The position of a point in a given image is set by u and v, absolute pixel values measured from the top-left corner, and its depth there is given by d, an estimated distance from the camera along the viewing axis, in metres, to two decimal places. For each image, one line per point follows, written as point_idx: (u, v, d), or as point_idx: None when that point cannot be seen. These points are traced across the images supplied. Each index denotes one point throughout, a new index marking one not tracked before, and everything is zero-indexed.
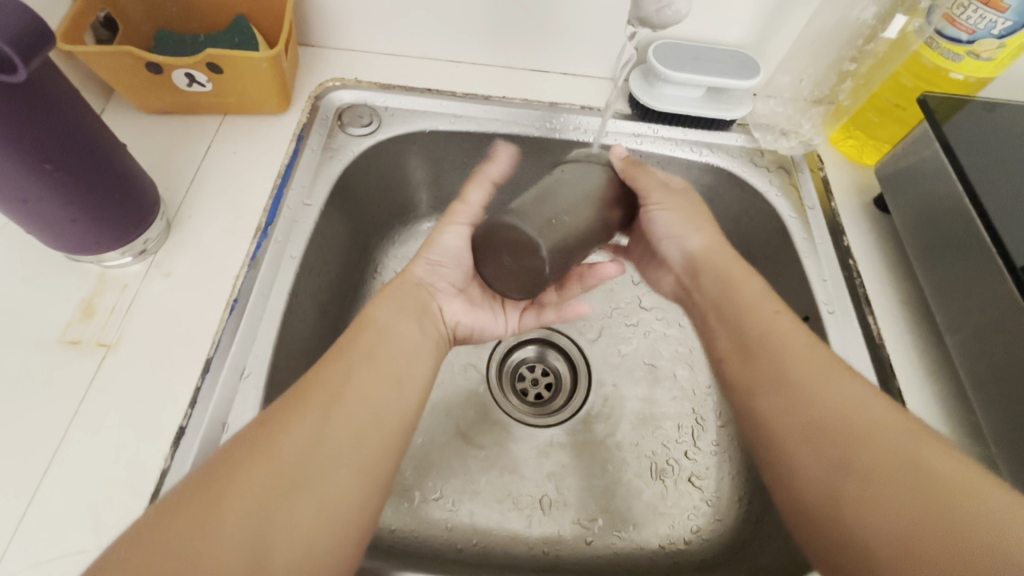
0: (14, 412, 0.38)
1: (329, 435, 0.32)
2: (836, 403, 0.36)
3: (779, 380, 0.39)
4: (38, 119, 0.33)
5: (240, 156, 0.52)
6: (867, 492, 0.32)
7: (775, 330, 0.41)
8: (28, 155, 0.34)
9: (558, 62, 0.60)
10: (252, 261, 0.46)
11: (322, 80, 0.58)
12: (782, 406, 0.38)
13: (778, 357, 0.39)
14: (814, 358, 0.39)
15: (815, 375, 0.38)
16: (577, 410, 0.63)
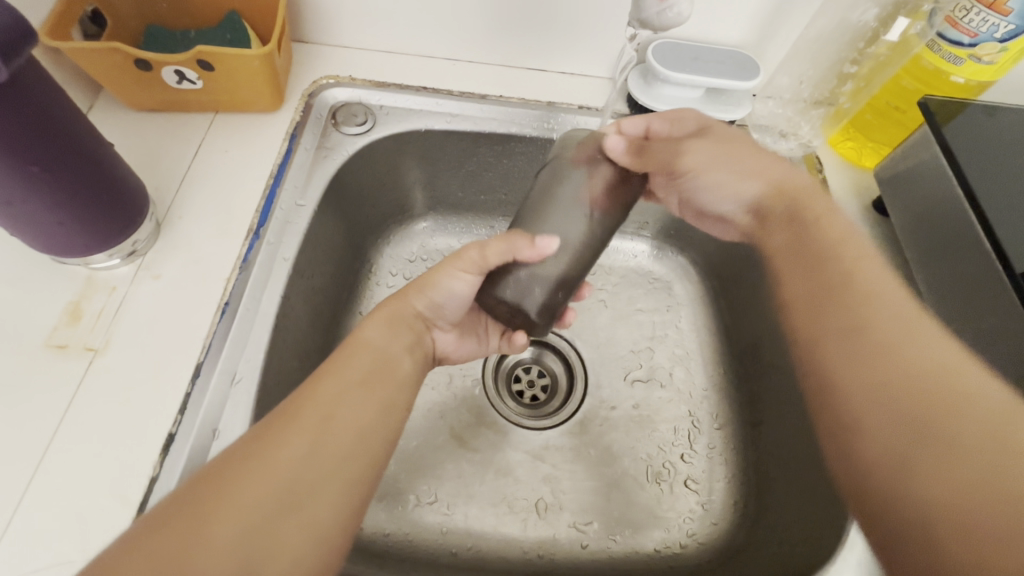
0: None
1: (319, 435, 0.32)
2: (908, 362, 0.32)
3: (855, 330, 0.35)
4: (20, 121, 0.32)
5: (232, 155, 0.51)
6: (925, 459, 0.29)
7: (861, 276, 0.37)
8: (13, 157, 0.33)
9: (555, 61, 0.59)
10: (244, 262, 0.45)
11: (315, 77, 0.57)
12: (842, 359, 0.34)
13: (848, 306, 0.36)
14: (894, 312, 0.34)
15: (894, 334, 0.33)
16: (573, 413, 0.62)
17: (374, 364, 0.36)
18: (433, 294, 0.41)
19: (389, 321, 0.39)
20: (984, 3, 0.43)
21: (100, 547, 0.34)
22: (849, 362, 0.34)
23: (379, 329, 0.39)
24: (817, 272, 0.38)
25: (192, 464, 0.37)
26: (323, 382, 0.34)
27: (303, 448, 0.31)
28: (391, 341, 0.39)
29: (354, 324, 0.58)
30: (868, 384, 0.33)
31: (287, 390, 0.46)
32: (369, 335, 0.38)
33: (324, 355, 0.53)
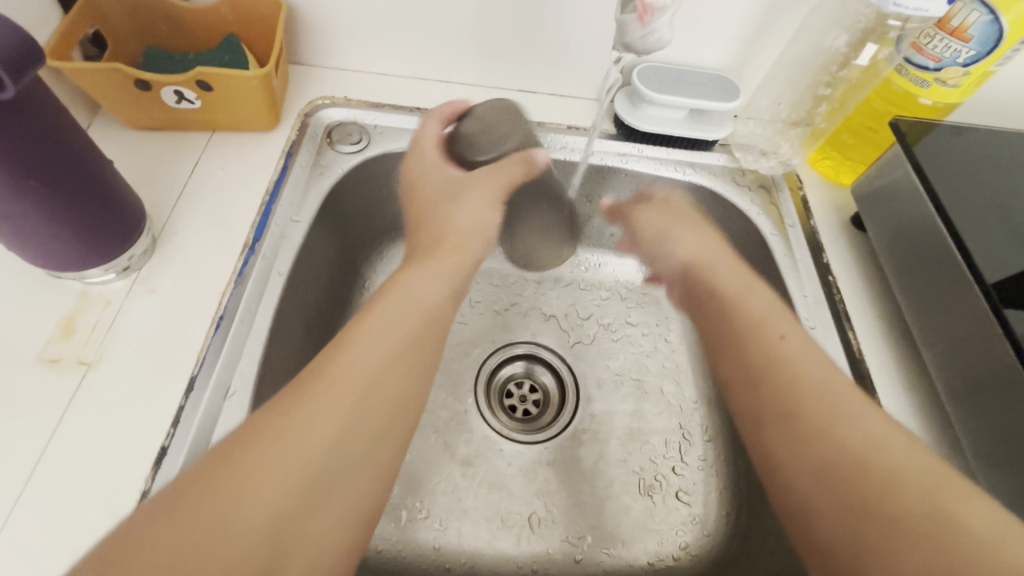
0: None
1: (319, 427, 0.33)
2: (845, 441, 0.36)
3: (787, 416, 0.39)
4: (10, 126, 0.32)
5: (229, 172, 0.52)
6: (873, 542, 0.32)
7: (785, 359, 0.41)
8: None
9: (545, 83, 0.61)
10: (241, 274, 0.46)
11: (311, 97, 0.58)
12: (789, 448, 0.38)
13: (785, 393, 0.40)
14: (821, 388, 0.39)
15: (825, 418, 0.37)
16: (565, 427, 0.63)
17: (393, 340, 0.39)
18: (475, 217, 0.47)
19: (411, 293, 0.42)
20: (946, 30, 0.45)
21: None
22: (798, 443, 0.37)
23: (410, 284, 0.43)
24: (757, 358, 0.43)
25: None
26: (316, 385, 0.34)
27: (282, 463, 0.31)
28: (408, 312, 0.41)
29: None
30: (828, 469, 0.35)
31: None
32: (383, 308, 0.40)
33: None
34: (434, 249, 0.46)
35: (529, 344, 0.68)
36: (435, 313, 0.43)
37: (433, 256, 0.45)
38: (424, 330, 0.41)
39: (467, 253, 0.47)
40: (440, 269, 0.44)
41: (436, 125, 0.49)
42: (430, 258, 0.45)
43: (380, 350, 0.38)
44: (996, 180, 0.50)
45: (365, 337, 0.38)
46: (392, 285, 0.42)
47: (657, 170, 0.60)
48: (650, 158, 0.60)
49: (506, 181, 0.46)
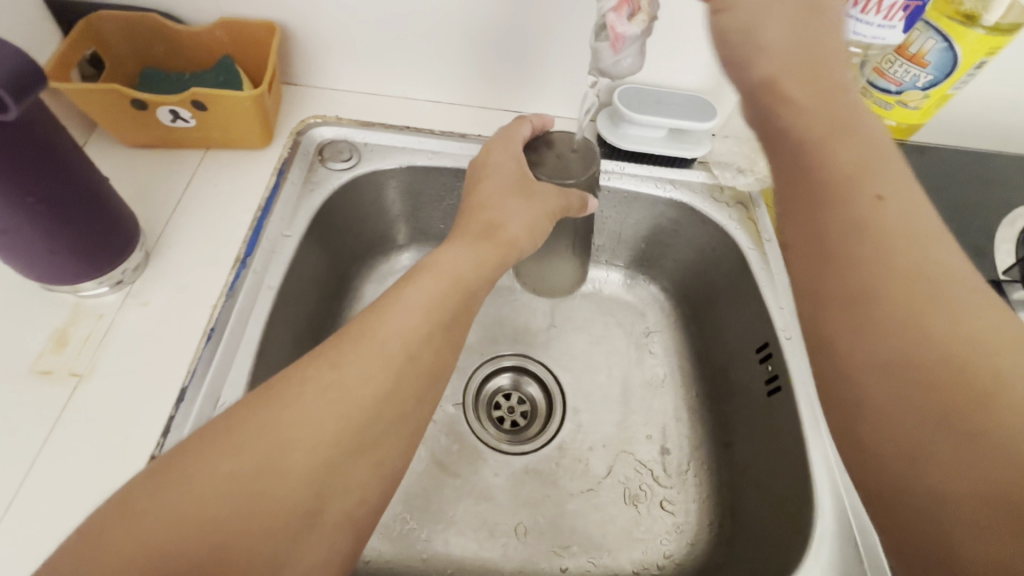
0: None
1: (357, 389, 0.34)
2: (950, 331, 0.25)
3: (856, 297, 0.27)
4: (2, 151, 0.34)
5: (222, 188, 0.53)
6: (934, 442, 0.24)
7: (881, 223, 0.28)
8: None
9: (530, 104, 0.64)
10: (232, 288, 0.47)
11: (303, 117, 0.60)
12: (850, 339, 0.27)
13: (871, 270, 0.27)
14: (924, 268, 0.27)
15: (914, 303, 0.26)
16: (551, 438, 0.64)
17: (417, 321, 0.38)
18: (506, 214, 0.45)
19: (454, 269, 0.41)
20: (905, 56, 0.48)
21: None
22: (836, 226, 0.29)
23: (452, 267, 0.41)
24: (828, 167, 0.29)
25: None
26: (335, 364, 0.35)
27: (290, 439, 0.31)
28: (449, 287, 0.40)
29: None
30: (916, 370, 0.25)
31: None
32: (423, 282, 0.40)
33: None
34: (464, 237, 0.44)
35: (517, 357, 0.69)
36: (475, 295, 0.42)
37: (477, 241, 0.43)
38: (460, 313, 0.41)
39: (511, 253, 0.45)
40: (482, 255, 0.43)
41: (527, 130, 0.49)
42: (475, 241, 0.43)
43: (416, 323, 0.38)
44: (960, 197, 0.52)
45: (374, 332, 0.37)
46: (435, 263, 0.41)
47: (639, 187, 0.62)
48: (632, 175, 0.63)
49: (546, 210, 0.46)
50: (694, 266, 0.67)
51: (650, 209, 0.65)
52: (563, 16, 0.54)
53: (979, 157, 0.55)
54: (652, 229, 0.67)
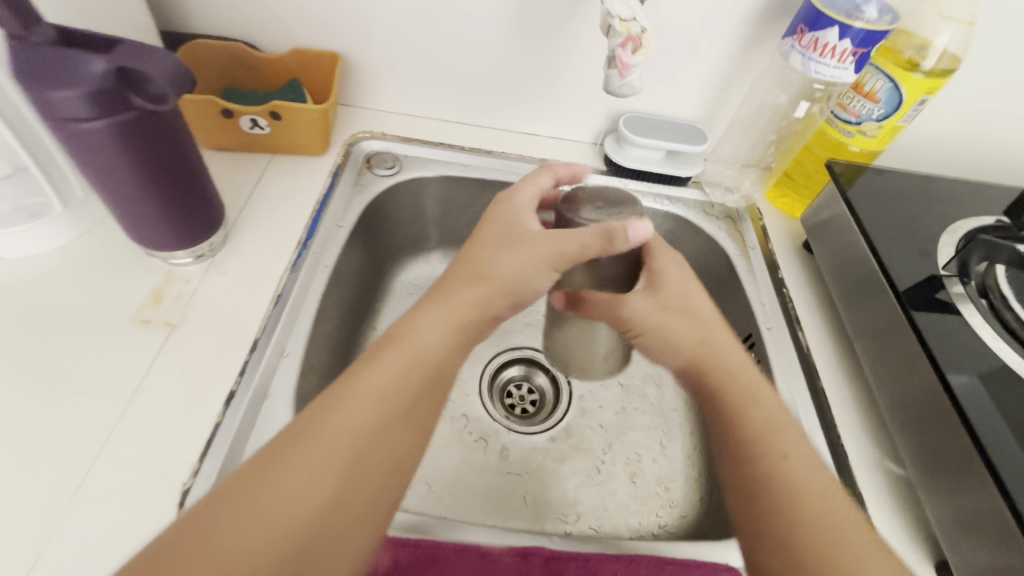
0: (99, 373, 0.46)
1: (316, 490, 0.33)
2: (834, 568, 0.37)
3: (790, 507, 0.40)
4: (141, 133, 0.42)
5: (286, 185, 0.63)
6: None
7: (793, 479, 0.41)
8: (136, 158, 0.43)
9: (546, 128, 0.74)
10: (294, 264, 0.55)
11: (354, 131, 0.70)
12: (756, 542, 0.40)
13: (791, 489, 0.40)
14: (820, 491, 0.40)
15: (807, 501, 0.40)
16: (558, 422, 0.71)
17: (384, 392, 0.37)
18: (512, 246, 0.44)
19: (417, 345, 0.40)
20: (861, 93, 0.58)
21: (174, 473, 0.42)
22: (755, 461, 0.42)
23: (417, 338, 0.40)
24: (753, 418, 0.44)
25: (246, 417, 0.45)
26: (304, 449, 0.34)
27: (260, 529, 0.31)
28: (411, 367, 0.39)
29: (371, 333, 0.67)
30: None
31: (320, 372, 0.55)
32: (384, 361, 0.38)
33: (348, 353, 0.63)
34: (457, 279, 0.43)
35: (528, 350, 0.77)
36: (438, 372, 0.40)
37: (454, 294, 0.42)
38: (431, 386, 0.40)
39: (498, 298, 0.43)
40: (457, 313, 0.42)
41: (548, 177, 0.50)
42: (447, 300, 0.42)
43: (373, 411, 0.36)
44: (917, 210, 0.61)
45: (351, 398, 0.36)
46: (403, 331, 0.40)
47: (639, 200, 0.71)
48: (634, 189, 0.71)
49: (541, 247, 0.43)
50: None
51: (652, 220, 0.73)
52: (577, 53, 0.65)
53: (930, 180, 0.64)
54: None
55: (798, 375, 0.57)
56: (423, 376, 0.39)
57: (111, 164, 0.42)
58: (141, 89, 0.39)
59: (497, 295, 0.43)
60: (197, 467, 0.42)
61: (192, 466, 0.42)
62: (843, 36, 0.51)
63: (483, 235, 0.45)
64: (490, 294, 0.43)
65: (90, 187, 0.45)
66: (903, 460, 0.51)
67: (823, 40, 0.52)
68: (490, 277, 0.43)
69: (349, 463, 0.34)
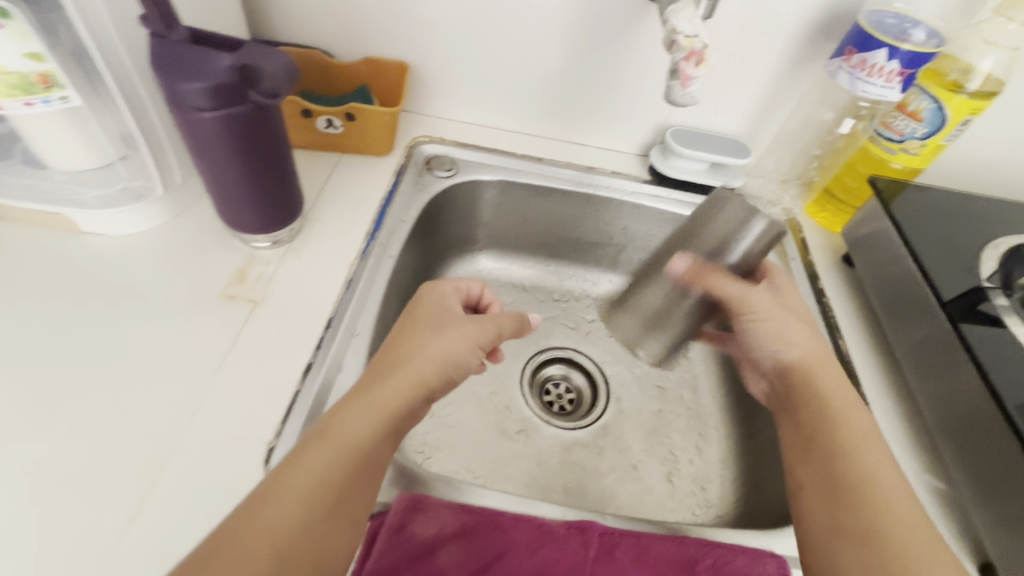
0: (192, 342, 0.51)
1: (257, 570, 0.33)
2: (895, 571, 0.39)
3: (856, 502, 0.43)
4: (252, 126, 0.46)
5: (354, 182, 0.68)
6: None
7: (870, 478, 0.44)
8: (241, 165, 0.48)
9: (594, 138, 0.78)
10: (363, 253, 0.60)
11: (415, 135, 0.75)
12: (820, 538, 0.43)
13: (863, 493, 0.43)
14: (893, 495, 0.43)
15: (880, 510, 0.42)
16: (596, 421, 0.73)
17: (323, 473, 0.37)
18: (443, 354, 0.43)
19: (348, 432, 0.39)
20: (905, 112, 0.60)
21: (259, 434, 0.46)
22: (846, 459, 0.46)
23: (343, 431, 0.39)
24: (853, 427, 0.47)
25: (322, 387, 0.49)
26: (248, 525, 0.34)
27: None
28: (345, 457, 0.38)
29: None
30: None
31: None
32: (311, 453, 0.38)
33: None
34: (392, 363, 0.42)
35: (567, 350, 0.79)
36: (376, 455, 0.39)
37: (379, 382, 0.41)
38: (364, 470, 0.39)
39: (420, 391, 0.42)
40: (379, 403, 0.40)
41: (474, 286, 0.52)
42: (373, 390, 0.41)
43: (304, 491, 0.36)
44: (960, 226, 0.63)
45: (288, 476, 0.36)
46: (329, 425, 0.39)
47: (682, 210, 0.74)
48: (677, 200, 0.75)
49: (470, 340, 0.45)
50: None
51: None
52: (630, 69, 0.69)
53: (972, 198, 0.66)
54: None
55: None
56: (357, 466, 0.38)
57: (224, 153, 0.47)
58: (253, 103, 0.44)
59: (425, 378, 0.42)
60: (279, 429, 0.46)
61: (275, 428, 0.46)
62: (891, 57, 0.54)
63: (421, 327, 0.45)
64: (415, 387, 0.41)
65: (203, 180, 0.51)
66: (947, 465, 0.52)
67: (872, 61, 0.55)
68: (402, 373, 0.41)
69: (295, 531, 0.35)
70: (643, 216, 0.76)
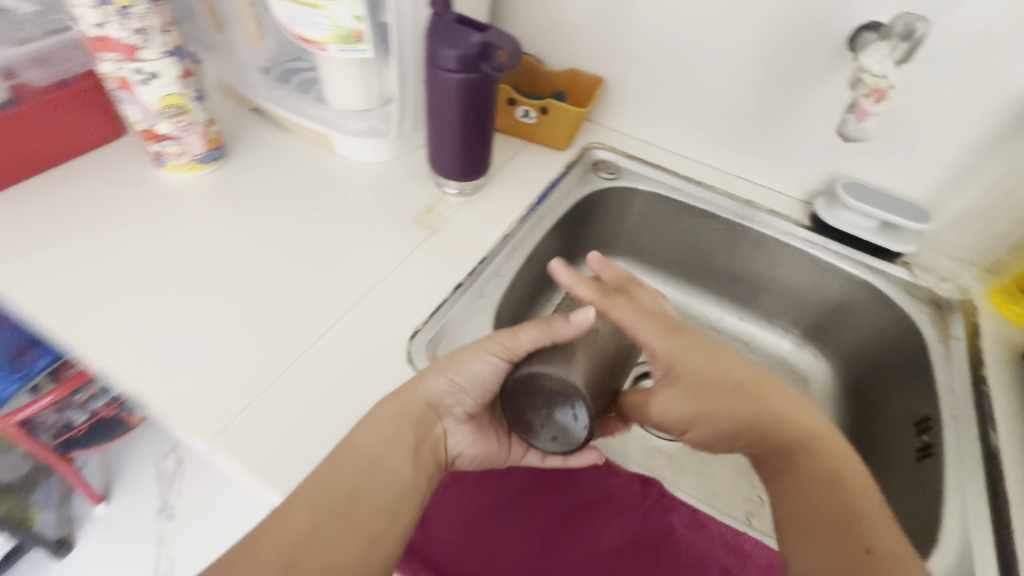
0: (382, 244, 0.65)
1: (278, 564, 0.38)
2: None
3: None
4: (477, 89, 0.59)
5: (531, 164, 0.80)
6: None
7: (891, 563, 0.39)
8: (461, 116, 0.61)
9: (758, 176, 0.81)
10: (525, 219, 0.70)
11: (591, 140, 0.86)
12: None
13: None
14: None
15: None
16: (685, 441, 0.73)
17: (342, 484, 0.41)
18: (458, 376, 0.45)
19: (359, 449, 0.43)
20: None
21: (409, 321, 0.57)
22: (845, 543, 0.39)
23: (353, 447, 0.43)
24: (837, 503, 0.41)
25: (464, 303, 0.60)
26: (278, 524, 0.40)
27: None
28: (357, 473, 0.42)
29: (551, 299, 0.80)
30: None
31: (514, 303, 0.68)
32: (330, 470, 0.42)
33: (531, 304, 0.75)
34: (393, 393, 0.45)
35: None
36: (385, 458, 0.42)
37: (387, 407, 0.44)
38: (379, 483, 0.42)
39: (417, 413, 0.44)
40: (381, 424, 0.43)
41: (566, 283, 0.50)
42: (378, 411, 0.44)
43: (324, 480, 0.41)
44: None
45: (306, 489, 0.41)
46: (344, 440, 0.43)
47: (836, 261, 0.73)
48: (833, 251, 0.73)
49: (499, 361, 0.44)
50: (869, 349, 0.73)
51: (842, 285, 0.74)
52: (814, 114, 0.71)
53: None
54: (832, 307, 0.76)
55: (979, 471, 0.53)
56: (367, 476, 0.42)
57: (451, 106, 0.60)
58: (486, 71, 0.58)
59: (414, 406, 0.44)
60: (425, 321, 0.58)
61: (422, 320, 0.58)
62: None
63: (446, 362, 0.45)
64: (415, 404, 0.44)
65: (427, 127, 0.66)
66: None
67: None
68: (401, 397, 0.44)
69: (319, 533, 0.39)
70: (791, 258, 0.76)
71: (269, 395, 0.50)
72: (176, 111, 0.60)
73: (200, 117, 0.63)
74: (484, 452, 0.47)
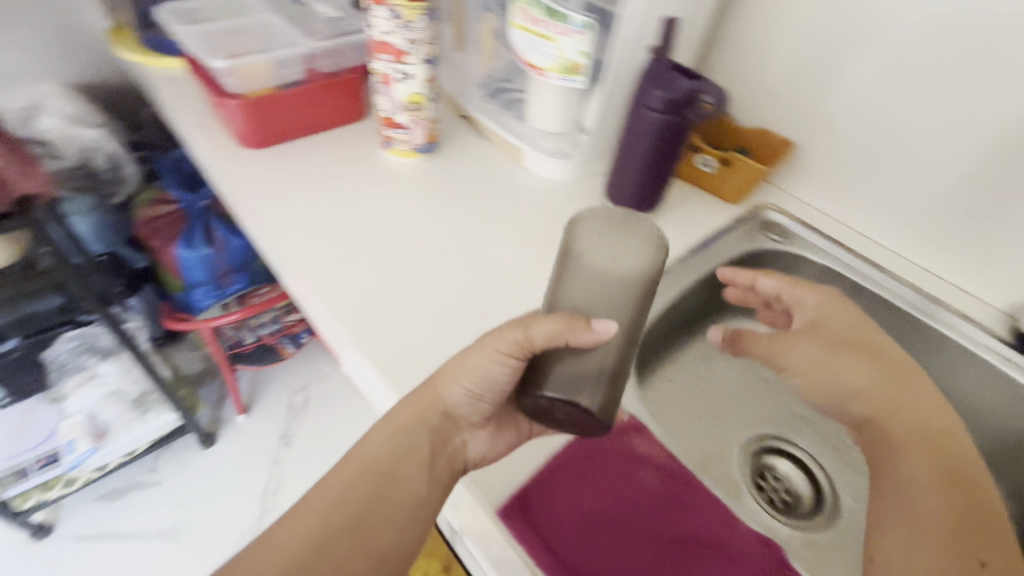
0: (547, 251, 0.72)
1: (291, 551, 0.42)
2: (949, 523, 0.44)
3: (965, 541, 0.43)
4: (673, 131, 0.63)
5: (699, 210, 0.81)
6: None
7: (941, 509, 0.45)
8: (651, 158, 0.66)
9: (952, 275, 0.74)
10: (677, 258, 0.74)
11: (765, 201, 0.84)
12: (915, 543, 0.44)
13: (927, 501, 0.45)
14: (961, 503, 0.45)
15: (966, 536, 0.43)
16: (803, 533, 0.66)
17: (350, 480, 0.46)
18: (471, 376, 0.45)
19: (365, 455, 0.46)
20: None
21: None
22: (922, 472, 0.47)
23: (364, 450, 0.47)
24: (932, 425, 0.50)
25: None
26: (293, 514, 0.45)
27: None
28: (361, 473, 0.46)
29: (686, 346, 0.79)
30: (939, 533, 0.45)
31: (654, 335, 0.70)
32: (337, 471, 0.46)
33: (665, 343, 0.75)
34: (404, 403, 0.48)
35: (807, 454, 0.75)
36: (399, 468, 0.46)
37: (406, 405, 0.47)
38: (385, 489, 0.45)
39: (428, 411, 0.47)
40: (393, 423, 0.47)
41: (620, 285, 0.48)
42: (393, 414, 0.47)
43: (360, 491, 0.45)
44: None
45: (321, 485, 0.46)
46: (354, 446, 0.47)
47: None
48: None
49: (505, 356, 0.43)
50: None
51: None
52: None
53: None
54: (1013, 437, 0.67)
55: None
56: (375, 480, 0.45)
57: (644, 141, 0.65)
58: (680, 117, 0.62)
59: (427, 408, 0.47)
60: None
61: None
62: None
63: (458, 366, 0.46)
64: (429, 406, 0.47)
65: (614, 159, 0.72)
66: None
67: None
68: (427, 392, 0.48)
69: (325, 529, 0.43)
70: (976, 371, 0.68)
71: (432, 352, 0.58)
72: (415, 106, 0.73)
73: (429, 114, 0.75)
74: (501, 449, 0.50)
